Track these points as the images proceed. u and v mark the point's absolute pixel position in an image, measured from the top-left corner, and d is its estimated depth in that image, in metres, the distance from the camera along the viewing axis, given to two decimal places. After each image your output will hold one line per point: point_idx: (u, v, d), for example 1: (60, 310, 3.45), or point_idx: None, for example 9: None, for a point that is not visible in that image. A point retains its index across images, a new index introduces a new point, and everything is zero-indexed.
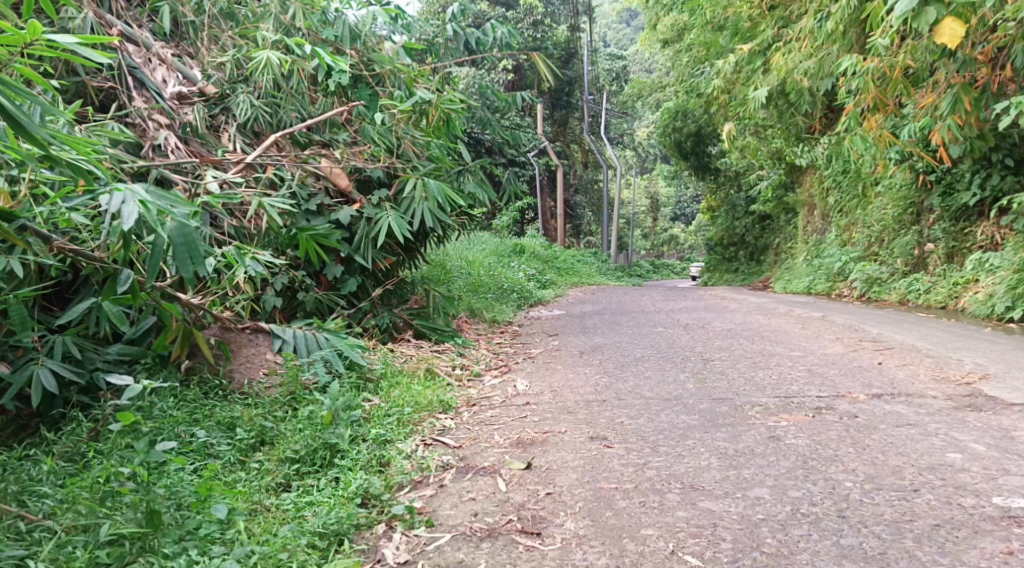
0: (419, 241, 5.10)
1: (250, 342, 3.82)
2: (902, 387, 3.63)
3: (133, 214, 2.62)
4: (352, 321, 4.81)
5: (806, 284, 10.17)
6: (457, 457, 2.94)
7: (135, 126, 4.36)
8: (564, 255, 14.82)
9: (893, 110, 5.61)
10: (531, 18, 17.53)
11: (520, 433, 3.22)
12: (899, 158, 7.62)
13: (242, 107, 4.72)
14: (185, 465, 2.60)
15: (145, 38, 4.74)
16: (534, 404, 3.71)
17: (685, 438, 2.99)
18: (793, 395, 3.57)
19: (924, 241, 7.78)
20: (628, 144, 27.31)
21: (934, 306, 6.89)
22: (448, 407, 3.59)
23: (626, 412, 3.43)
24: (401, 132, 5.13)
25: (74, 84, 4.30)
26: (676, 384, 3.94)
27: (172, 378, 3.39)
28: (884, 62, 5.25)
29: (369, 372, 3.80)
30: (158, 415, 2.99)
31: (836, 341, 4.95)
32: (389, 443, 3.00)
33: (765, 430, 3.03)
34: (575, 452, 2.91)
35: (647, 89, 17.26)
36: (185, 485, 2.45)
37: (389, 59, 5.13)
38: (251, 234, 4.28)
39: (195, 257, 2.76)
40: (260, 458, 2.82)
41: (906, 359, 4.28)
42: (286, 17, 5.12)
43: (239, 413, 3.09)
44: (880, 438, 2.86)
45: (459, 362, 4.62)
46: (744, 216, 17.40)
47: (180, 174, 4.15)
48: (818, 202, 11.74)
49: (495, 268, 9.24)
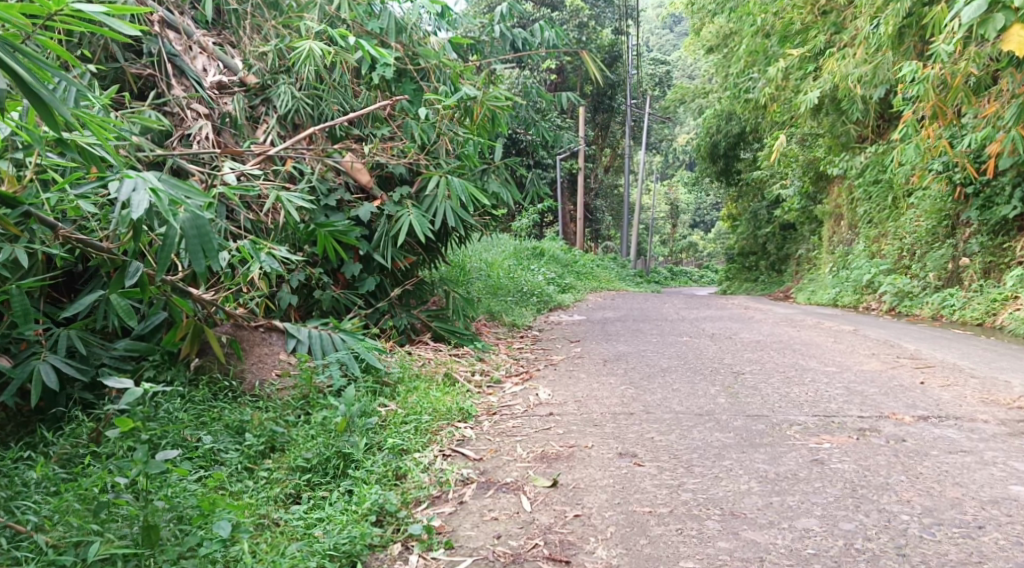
0: (441, 240, 4.97)
1: (264, 340, 3.61)
2: (951, 410, 3.42)
3: (143, 202, 2.50)
4: (368, 321, 4.66)
5: (833, 295, 9.91)
6: (477, 471, 2.78)
7: (173, 115, 4.34)
8: (583, 259, 14.62)
9: (952, 118, 6.13)
10: (577, 20, 16.99)
11: (544, 446, 3.05)
12: (942, 168, 7.42)
13: (283, 98, 4.59)
14: (188, 475, 2.44)
15: (186, 25, 4.65)
16: (558, 415, 3.53)
17: (720, 458, 2.80)
18: (833, 414, 3.37)
19: (959, 255, 7.51)
20: (651, 149, 27.03)
21: (969, 323, 6.63)
22: (467, 416, 3.43)
23: (655, 427, 3.25)
24: (444, 129, 4.95)
25: (112, 71, 4.23)
26: (707, 398, 3.74)
27: (181, 377, 3.23)
28: (945, 70, 5.77)
29: (385, 375, 3.63)
30: (164, 417, 2.83)
31: (871, 357, 4.74)
32: (407, 453, 2.85)
33: (808, 452, 2.84)
34: (603, 470, 2.74)
35: (690, 95, 17.14)
36: (187, 496, 2.29)
37: (434, 53, 5.14)
38: (269, 228, 4.16)
39: (209, 250, 2.65)
40: (269, 465, 2.65)
41: (950, 379, 4.06)
42: (331, 7, 5.03)
43: (248, 416, 2.92)
44: (933, 466, 2.65)
45: (478, 368, 4.45)
46: (766, 225, 17.08)
47: (198, 164, 4.05)
48: (847, 212, 11.45)
49: (514, 270, 9.08)
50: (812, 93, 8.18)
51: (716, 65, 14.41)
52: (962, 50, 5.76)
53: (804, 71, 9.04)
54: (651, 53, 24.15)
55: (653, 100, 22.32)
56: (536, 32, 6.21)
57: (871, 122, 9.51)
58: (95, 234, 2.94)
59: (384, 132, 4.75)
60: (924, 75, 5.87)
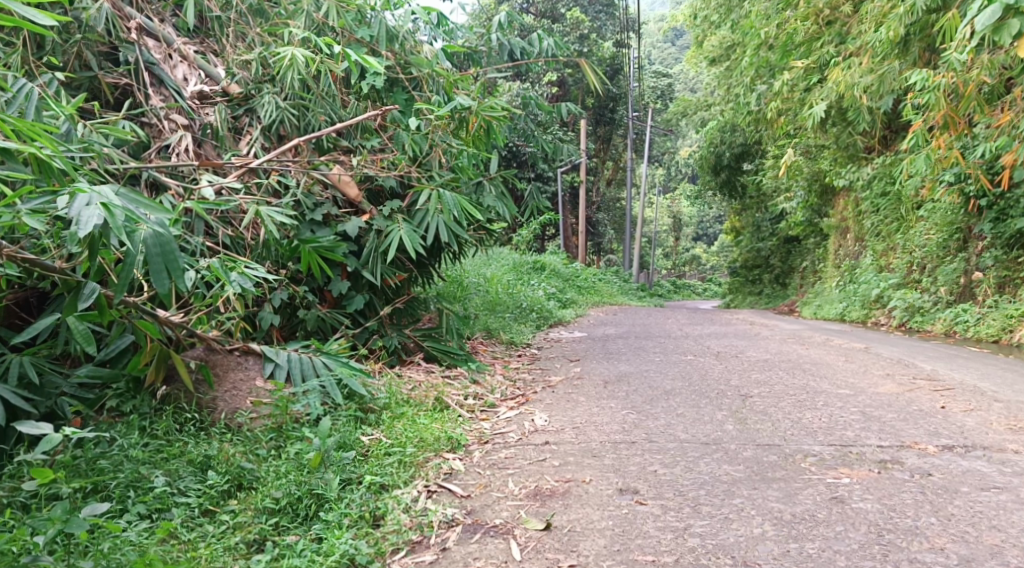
0: (433, 257, 4.74)
1: (240, 364, 3.38)
2: (977, 438, 3.17)
3: (95, 218, 2.32)
4: (356, 341, 4.42)
5: (840, 309, 9.67)
6: (463, 511, 2.55)
7: (151, 126, 4.16)
8: (584, 274, 14.38)
9: (964, 128, 5.90)
10: (578, 32, 16.81)
11: (538, 481, 2.81)
12: (953, 179, 7.16)
13: (267, 108, 4.38)
14: (134, 529, 2.21)
15: (166, 33, 4.48)
16: (554, 444, 3.28)
17: (730, 496, 2.55)
18: (850, 443, 3.13)
19: (971, 269, 7.27)
20: (653, 161, 26.87)
21: (984, 339, 6.40)
22: (457, 445, 3.19)
23: (659, 458, 3.01)
24: (437, 140, 4.75)
25: (86, 80, 4.06)
26: (714, 425, 3.50)
27: (146, 406, 3.01)
28: (957, 78, 5.55)
29: (370, 401, 3.40)
30: (118, 453, 2.62)
31: (886, 379, 4.48)
32: (386, 490, 2.63)
33: (826, 488, 2.59)
34: (601, 509, 2.51)
35: (692, 108, 16.97)
36: (127, 554, 2.08)
37: (427, 62, 4.96)
38: (249, 245, 3.95)
39: (173, 268, 2.52)
40: (232, 507, 2.44)
41: (973, 403, 3.81)
42: (320, 14, 4.80)
43: (214, 451, 2.71)
44: (964, 505, 2.40)
45: (471, 391, 4.21)
46: (769, 238, 16.86)
47: (177, 178, 3.88)
48: (853, 225, 11.22)
49: (513, 285, 8.85)
50: (817, 104, 7.96)
51: (718, 78, 14.23)
52: (974, 57, 5.55)
53: (809, 82, 8.81)
54: (654, 66, 24.06)
55: (654, 113, 22.15)
56: (534, 41, 5.97)
57: (879, 133, 9.29)
58: (48, 252, 2.73)
59: (373, 144, 4.55)
60: (934, 83, 5.65)
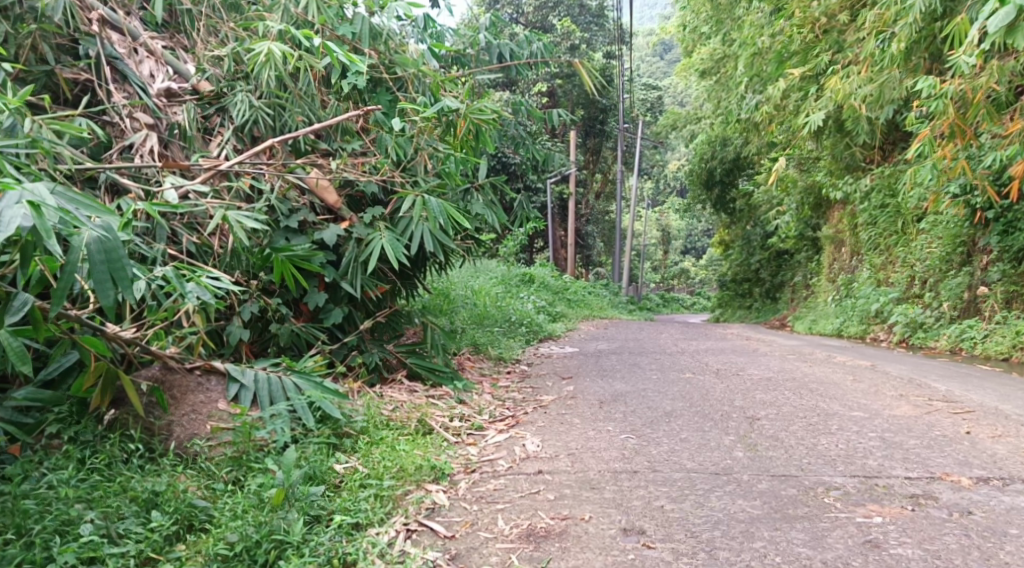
0: (417, 267, 4.43)
1: (200, 386, 3.01)
2: (1012, 469, 2.89)
3: (21, 219, 2.03)
4: (334, 358, 4.09)
5: (837, 325, 9.40)
6: (447, 555, 2.25)
7: (112, 125, 3.84)
8: (575, 287, 14.06)
9: (970, 139, 5.51)
10: (569, 42, 16.60)
11: (531, 518, 2.49)
12: (959, 191, 6.96)
13: (239, 107, 4.07)
14: None
15: (131, 27, 4.18)
16: (549, 473, 2.97)
17: (749, 538, 2.26)
18: (875, 473, 2.84)
19: (976, 283, 7.03)
20: (643, 174, 26.72)
21: (993, 358, 6.14)
22: (441, 475, 2.86)
23: (665, 491, 2.70)
24: (423, 144, 4.43)
25: (42, 74, 3.76)
26: (722, 451, 3.20)
27: (89, 433, 2.70)
28: (965, 84, 5.20)
29: (345, 425, 3.08)
30: (44, 493, 2.31)
31: (900, 400, 4.20)
32: (359, 531, 2.32)
33: (858, 529, 2.30)
34: (603, 554, 2.21)
35: (682, 121, 16.80)
36: None
37: (413, 61, 4.70)
38: (216, 253, 3.63)
39: (118, 277, 2.23)
40: (179, 555, 2.15)
41: (998, 427, 3.54)
42: (298, 10, 4.50)
43: (162, 486, 2.41)
44: (1018, 552, 2.14)
45: (458, 413, 3.88)
46: (759, 251, 16.64)
47: (139, 181, 3.58)
48: (850, 238, 11.01)
49: (503, 299, 8.54)
50: (813, 113, 7.74)
51: (707, 90, 14.04)
52: (981, 65, 5.32)
53: (805, 92, 8.58)
54: (644, 79, 23.95)
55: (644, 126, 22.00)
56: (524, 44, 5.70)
57: (877, 144, 9.11)
58: None
59: (354, 147, 4.26)
60: (941, 91, 5.32)
